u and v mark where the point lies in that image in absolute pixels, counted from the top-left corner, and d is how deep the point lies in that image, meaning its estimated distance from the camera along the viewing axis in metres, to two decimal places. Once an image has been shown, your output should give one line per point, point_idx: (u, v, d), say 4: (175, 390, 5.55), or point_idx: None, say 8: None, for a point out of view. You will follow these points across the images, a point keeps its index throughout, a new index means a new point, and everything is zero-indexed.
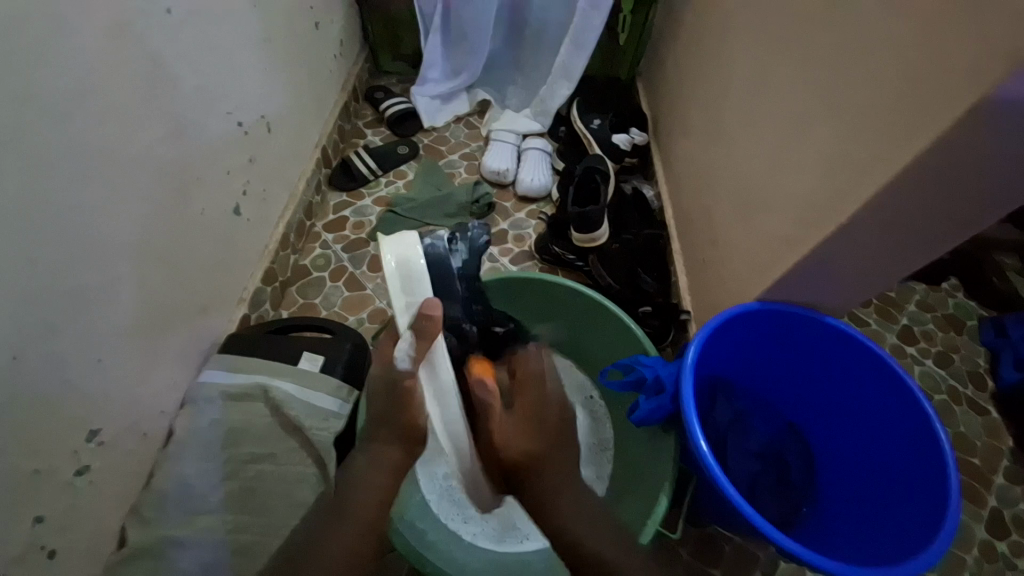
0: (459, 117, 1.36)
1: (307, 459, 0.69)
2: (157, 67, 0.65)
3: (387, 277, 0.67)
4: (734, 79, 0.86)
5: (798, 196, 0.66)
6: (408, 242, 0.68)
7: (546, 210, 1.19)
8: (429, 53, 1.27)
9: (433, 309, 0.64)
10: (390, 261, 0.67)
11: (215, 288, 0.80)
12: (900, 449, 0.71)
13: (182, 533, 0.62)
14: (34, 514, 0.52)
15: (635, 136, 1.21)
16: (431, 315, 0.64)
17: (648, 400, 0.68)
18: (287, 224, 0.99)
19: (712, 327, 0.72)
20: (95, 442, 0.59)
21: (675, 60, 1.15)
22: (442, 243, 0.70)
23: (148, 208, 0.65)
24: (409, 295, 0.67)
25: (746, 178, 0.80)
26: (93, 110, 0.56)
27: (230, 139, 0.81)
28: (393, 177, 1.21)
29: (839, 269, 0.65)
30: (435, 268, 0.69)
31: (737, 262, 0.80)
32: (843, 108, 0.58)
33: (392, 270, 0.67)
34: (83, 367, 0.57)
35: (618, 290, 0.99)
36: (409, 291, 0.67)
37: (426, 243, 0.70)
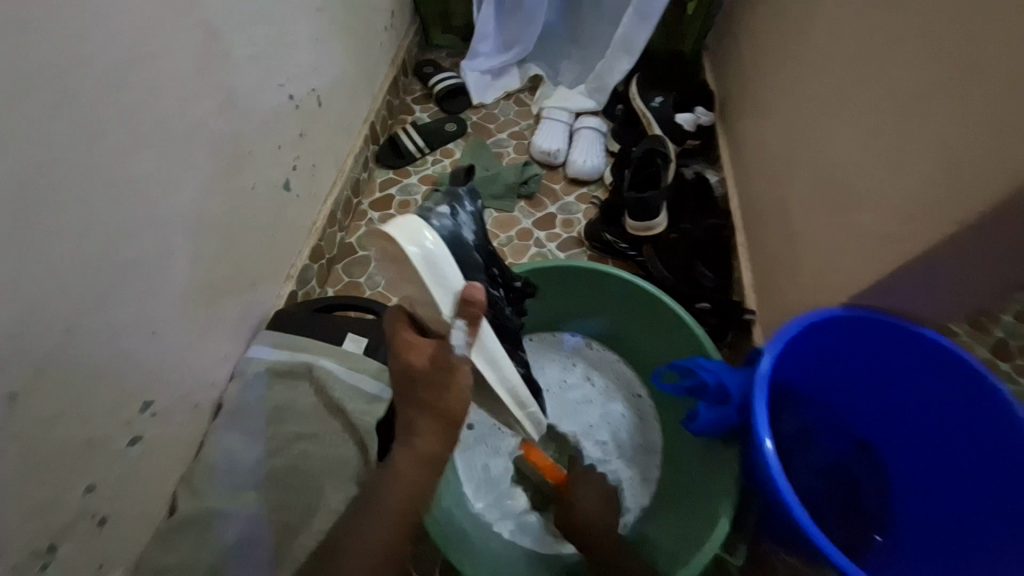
0: (510, 93, 1.30)
1: (349, 442, 0.68)
2: (211, 37, 0.63)
3: (414, 265, 0.49)
4: (824, 53, 0.76)
5: (904, 188, 0.57)
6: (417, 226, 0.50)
7: (598, 194, 1.12)
8: (481, 25, 1.21)
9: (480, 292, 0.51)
10: (412, 252, 0.49)
11: (264, 264, 0.80)
12: (999, 482, 0.62)
13: (228, 506, 0.64)
14: (88, 481, 0.53)
15: (701, 116, 1.13)
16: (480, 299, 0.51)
17: (710, 408, 0.63)
18: (335, 200, 0.98)
19: (788, 334, 0.65)
20: (149, 413, 0.60)
21: (751, 31, 1.04)
22: (450, 220, 0.54)
23: (201, 183, 0.65)
24: (442, 282, 0.50)
25: (835, 166, 0.71)
26: (148, 81, 0.56)
27: (281, 113, 0.79)
28: (440, 156, 1.18)
29: (948, 275, 0.56)
30: (456, 252, 0.53)
31: (818, 260, 0.72)
32: (971, 87, 0.49)
33: (416, 258, 0.49)
34: (137, 340, 0.57)
35: (674, 284, 0.91)
36: (442, 278, 0.50)
37: (435, 225, 0.52)
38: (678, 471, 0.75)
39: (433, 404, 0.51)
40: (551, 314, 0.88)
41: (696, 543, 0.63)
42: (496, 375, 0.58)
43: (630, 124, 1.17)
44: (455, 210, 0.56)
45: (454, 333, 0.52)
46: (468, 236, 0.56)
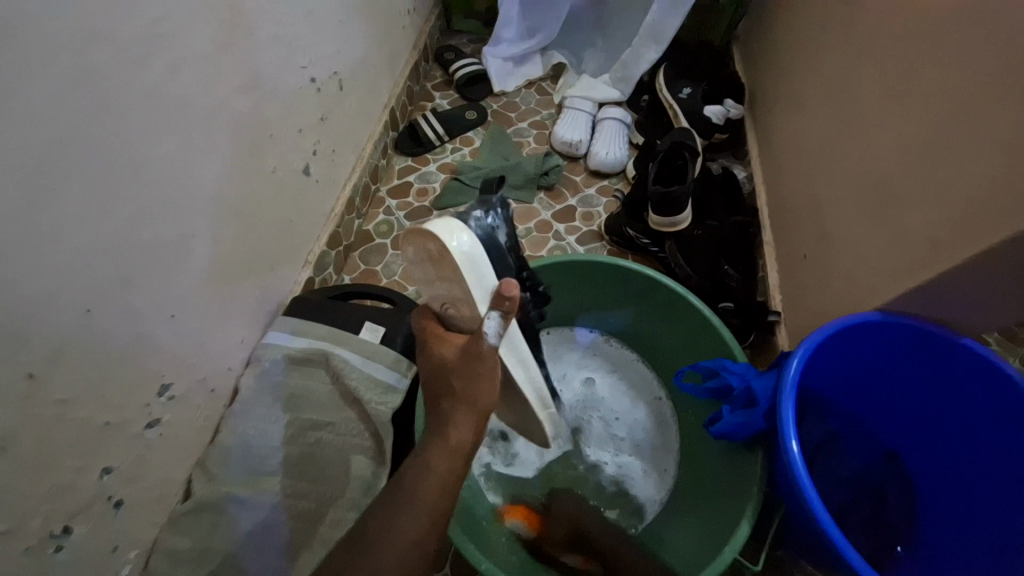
0: (532, 81, 1.27)
1: (364, 432, 0.67)
2: (235, 14, 0.62)
3: (455, 261, 0.49)
4: (866, 43, 0.72)
5: (956, 188, 0.54)
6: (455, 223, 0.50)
7: (620, 187, 1.10)
8: (506, 9, 1.18)
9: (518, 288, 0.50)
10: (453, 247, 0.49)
11: (282, 249, 0.79)
12: None
13: (242, 492, 0.63)
14: (103, 464, 0.53)
15: (730, 109, 1.07)
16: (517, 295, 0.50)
17: (734, 413, 0.60)
18: (354, 187, 0.97)
19: (821, 337, 0.62)
20: (166, 397, 0.60)
21: (787, 21, 0.99)
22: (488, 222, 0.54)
23: (223, 165, 0.64)
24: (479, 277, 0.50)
25: (876, 164, 0.67)
26: (170, 59, 0.54)
27: (303, 95, 0.78)
28: (459, 144, 1.16)
29: (999, 282, 0.53)
30: (494, 253, 0.52)
31: (853, 262, 0.69)
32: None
33: (457, 255, 0.49)
34: (156, 322, 0.57)
35: (696, 282, 0.89)
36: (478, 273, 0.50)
37: (473, 227, 0.52)
38: (693, 472, 0.74)
39: (463, 395, 0.50)
40: (568, 310, 0.86)
41: (711, 549, 0.61)
42: (524, 374, 0.57)
43: (655, 116, 1.14)
44: (490, 212, 0.55)
45: (488, 323, 0.50)
46: (503, 239, 0.55)
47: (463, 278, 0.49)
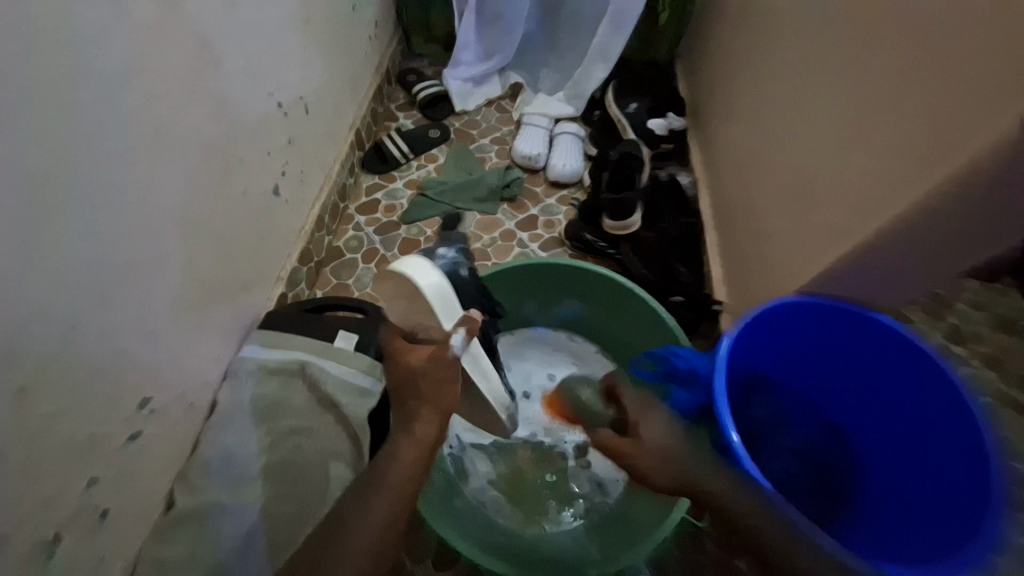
0: (491, 100, 1.35)
1: (342, 435, 0.70)
2: (205, 48, 0.66)
3: (427, 292, 0.58)
4: (786, 60, 0.83)
5: (854, 184, 0.63)
6: (422, 264, 0.61)
7: (577, 195, 1.17)
8: (462, 35, 1.25)
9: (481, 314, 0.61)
10: (424, 285, 0.59)
11: (256, 267, 0.82)
12: (947, 454, 0.67)
13: (225, 500, 0.66)
14: (89, 475, 0.55)
15: (672, 121, 1.19)
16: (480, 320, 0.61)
17: (682, 391, 0.68)
18: (323, 205, 1.01)
19: (751, 319, 0.71)
20: (147, 410, 0.62)
21: (718, 41, 1.10)
22: (450, 262, 0.68)
23: (197, 188, 0.68)
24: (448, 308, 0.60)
25: (794, 166, 0.77)
26: (143, 90, 0.58)
27: (271, 120, 0.82)
28: (424, 161, 1.21)
29: (894, 262, 0.62)
30: (456, 284, 0.66)
31: (781, 254, 0.78)
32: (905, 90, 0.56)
33: (428, 286, 0.59)
34: (135, 338, 0.60)
35: (651, 280, 0.96)
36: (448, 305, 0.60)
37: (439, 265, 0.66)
38: None
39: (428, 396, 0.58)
40: (533, 312, 0.93)
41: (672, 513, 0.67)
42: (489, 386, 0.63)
43: (607, 129, 1.22)
44: (452, 255, 0.70)
45: (454, 338, 0.57)
46: (464, 273, 0.69)
47: (435, 310, 0.59)
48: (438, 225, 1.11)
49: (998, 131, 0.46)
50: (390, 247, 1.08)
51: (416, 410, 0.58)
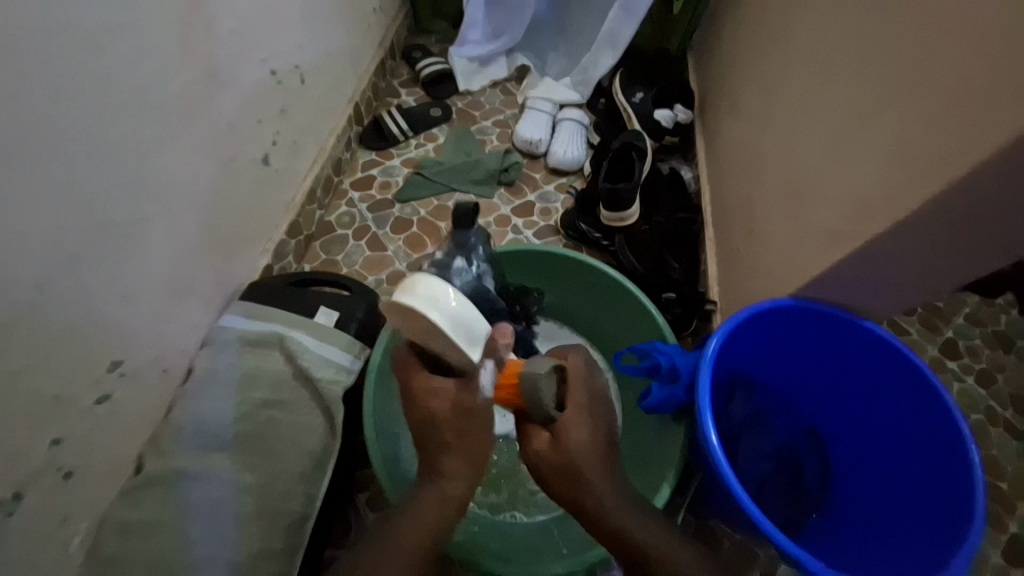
0: (496, 82, 1.32)
1: (316, 409, 0.71)
2: (193, 6, 0.64)
3: (448, 328, 0.47)
4: (796, 54, 0.79)
5: (853, 186, 0.61)
6: (438, 294, 0.48)
7: (576, 184, 1.15)
8: (470, 12, 1.22)
9: (505, 338, 0.56)
10: (441, 320, 0.47)
11: (241, 236, 0.81)
12: (927, 466, 0.67)
13: (193, 467, 0.66)
14: (53, 435, 0.55)
15: (679, 114, 1.14)
16: (507, 341, 0.57)
17: (661, 388, 0.67)
18: (315, 178, 0.99)
19: (740, 319, 0.69)
20: (117, 372, 0.62)
21: (732, 33, 1.06)
22: (470, 274, 0.79)
23: (181, 153, 0.66)
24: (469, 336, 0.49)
25: (796, 165, 0.74)
26: (125, 45, 0.56)
27: (263, 87, 0.80)
28: (423, 140, 1.19)
29: (888, 271, 0.60)
30: (483, 298, 0.79)
31: (775, 255, 0.76)
32: (912, 88, 0.53)
33: (449, 319, 0.47)
34: (108, 301, 0.59)
35: (643, 274, 0.95)
36: (473, 333, 0.49)
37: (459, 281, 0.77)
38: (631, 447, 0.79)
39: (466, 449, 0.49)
40: (521, 299, 0.92)
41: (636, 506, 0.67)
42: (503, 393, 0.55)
43: (611, 119, 1.20)
44: (474, 263, 0.80)
45: (483, 375, 0.52)
46: (489, 283, 0.81)
47: (458, 343, 0.48)
48: (433, 206, 1.10)
49: (997, 143, 0.43)
50: (382, 225, 1.06)
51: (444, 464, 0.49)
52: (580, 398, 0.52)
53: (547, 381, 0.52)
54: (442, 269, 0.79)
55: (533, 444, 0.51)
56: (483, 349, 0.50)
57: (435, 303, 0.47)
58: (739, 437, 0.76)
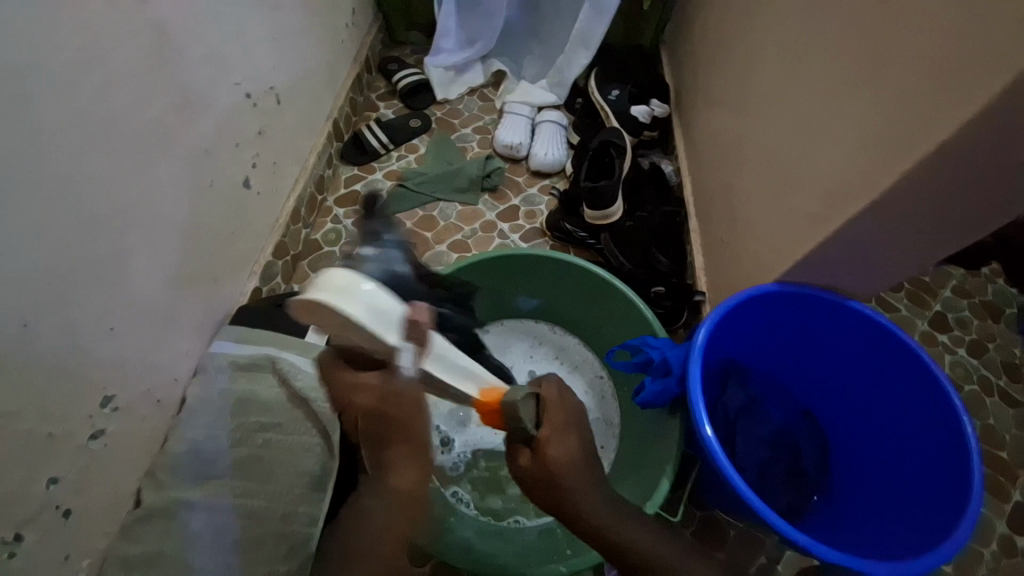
0: (474, 89, 1.32)
1: (312, 430, 0.70)
2: (162, 37, 0.64)
3: (360, 314, 0.44)
4: (766, 42, 0.80)
5: (827, 171, 0.62)
6: (342, 284, 0.45)
7: (559, 185, 1.16)
8: (443, 21, 1.22)
9: (425, 314, 0.51)
10: (351, 308, 0.44)
11: (226, 261, 0.81)
12: (922, 441, 0.67)
13: (193, 496, 0.66)
14: (50, 475, 0.55)
15: (655, 109, 1.16)
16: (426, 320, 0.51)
17: (654, 382, 0.68)
18: (298, 197, 0.99)
19: (727, 307, 0.70)
20: (110, 408, 0.62)
21: (702, 24, 1.08)
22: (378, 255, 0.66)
23: (160, 183, 0.66)
24: (382, 323, 0.46)
25: (772, 152, 0.75)
26: (96, 80, 0.56)
27: (239, 111, 0.80)
28: (404, 151, 1.20)
29: (867, 250, 0.61)
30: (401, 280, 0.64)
31: (757, 243, 0.77)
32: (878, 69, 0.54)
33: (363, 307, 0.45)
34: (96, 336, 0.59)
35: (630, 270, 0.96)
36: (386, 319, 0.46)
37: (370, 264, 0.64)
38: (630, 442, 0.80)
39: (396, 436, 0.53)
40: (511, 304, 0.92)
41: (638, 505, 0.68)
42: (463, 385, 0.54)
43: (590, 117, 1.20)
44: (382, 251, 0.68)
45: (403, 356, 0.49)
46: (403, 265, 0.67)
47: (371, 329, 0.45)
48: (418, 217, 1.10)
49: (965, 118, 0.44)
50: None
51: (389, 453, 0.53)
52: (558, 414, 0.54)
53: (525, 406, 0.53)
54: (353, 260, 0.66)
55: (516, 459, 0.53)
56: (402, 332, 0.48)
57: (348, 292, 0.45)
58: (735, 425, 0.77)
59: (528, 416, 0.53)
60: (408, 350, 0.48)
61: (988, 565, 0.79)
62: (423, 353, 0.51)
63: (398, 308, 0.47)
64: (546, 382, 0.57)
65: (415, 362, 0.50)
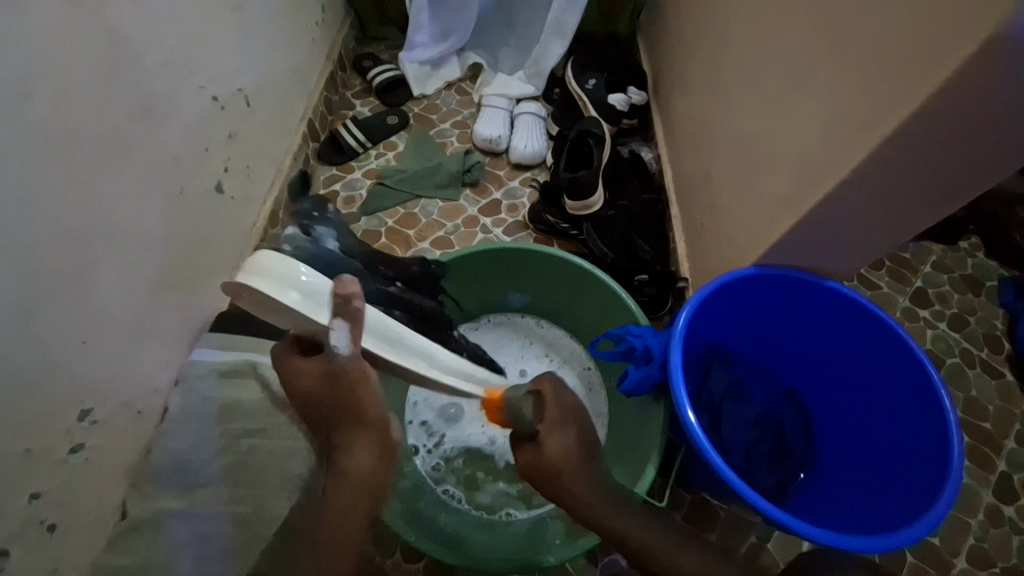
0: (451, 83, 1.31)
1: (298, 434, 0.70)
2: (120, 42, 0.62)
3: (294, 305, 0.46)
4: (737, 25, 0.80)
5: (799, 153, 0.62)
6: (271, 269, 0.46)
7: (540, 177, 1.15)
8: (415, 15, 1.21)
9: (355, 288, 0.47)
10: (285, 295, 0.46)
11: (202, 268, 0.80)
12: (904, 416, 0.68)
13: (179, 507, 0.65)
14: (30, 491, 0.54)
15: (632, 96, 1.15)
16: (357, 295, 0.48)
17: (637, 370, 0.68)
18: (276, 200, 0.98)
19: (706, 292, 0.70)
20: (88, 422, 0.61)
21: (675, 10, 1.07)
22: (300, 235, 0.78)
23: (128, 191, 0.65)
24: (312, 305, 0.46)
25: (746, 136, 0.75)
26: (52, 88, 0.55)
27: (207, 115, 0.79)
28: (383, 149, 1.18)
29: (841, 229, 0.61)
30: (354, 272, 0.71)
31: (735, 227, 0.77)
32: (845, 48, 0.54)
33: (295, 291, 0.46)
34: (68, 350, 0.58)
35: (613, 259, 0.96)
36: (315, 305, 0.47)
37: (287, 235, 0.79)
38: (618, 430, 0.80)
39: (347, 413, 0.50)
40: (495, 298, 0.92)
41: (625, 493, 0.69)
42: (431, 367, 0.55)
43: (568, 108, 1.20)
44: (320, 236, 0.78)
45: (335, 337, 0.47)
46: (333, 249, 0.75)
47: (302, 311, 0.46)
48: (399, 215, 1.09)
49: (926, 94, 0.44)
50: None
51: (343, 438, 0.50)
52: (554, 411, 0.55)
53: (523, 404, 0.55)
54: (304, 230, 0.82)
55: (519, 457, 0.54)
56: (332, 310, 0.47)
57: (282, 281, 0.46)
58: (721, 408, 0.78)
59: (527, 415, 0.54)
60: (339, 332, 0.47)
61: (974, 533, 0.81)
62: (356, 332, 0.48)
63: (322, 284, 0.47)
64: (543, 378, 0.58)
65: (349, 344, 0.48)
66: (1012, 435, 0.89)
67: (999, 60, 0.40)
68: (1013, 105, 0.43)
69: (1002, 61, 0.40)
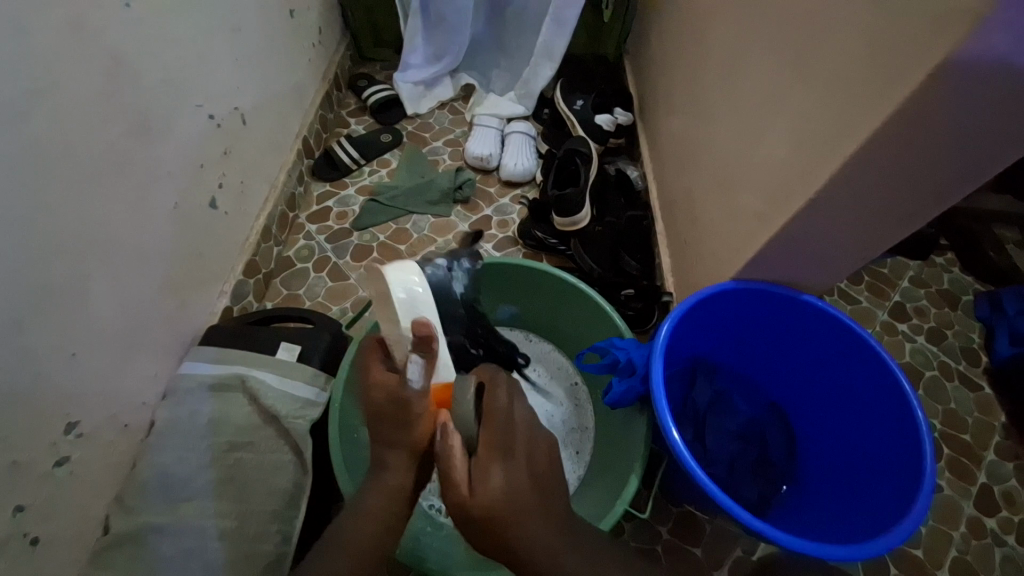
0: (444, 103, 1.35)
1: (284, 447, 0.71)
2: (119, 62, 0.65)
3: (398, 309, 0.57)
4: (714, 52, 0.84)
5: (770, 172, 0.65)
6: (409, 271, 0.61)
7: (529, 194, 1.18)
8: (409, 38, 1.25)
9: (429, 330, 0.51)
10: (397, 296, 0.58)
11: (193, 282, 0.81)
12: (880, 427, 0.70)
13: (162, 521, 0.65)
14: (15, 503, 0.54)
15: (619, 116, 1.20)
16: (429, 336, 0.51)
17: (620, 382, 0.70)
18: (268, 216, 1.00)
19: (686, 306, 0.72)
20: (74, 434, 0.61)
21: (658, 36, 1.12)
22: None
23: (122, 206, 0.66)
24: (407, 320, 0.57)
25: (724, 155, 0.78)
26: (53, 106, 0.57)
27: (203, 133, 0.81)
28: (376, 166, 1.21)
29: (813, 245, 0.64)
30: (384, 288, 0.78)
31: (715, 243, 0.80)
32: (812, 75, 0.57)
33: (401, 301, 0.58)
34: (57, 361, 0.58)
35: (600, 273, 0.97)
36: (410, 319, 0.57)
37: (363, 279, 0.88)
38: (603, 445, 0.81)
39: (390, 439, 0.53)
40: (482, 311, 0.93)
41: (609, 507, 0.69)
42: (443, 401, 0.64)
43: (556, 127, 1.24)
44: None
45: (410, 368, 0.51)
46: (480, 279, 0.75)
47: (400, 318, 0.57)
48: (391, 231, 1.11)
49: (885, 113, 0.47)
50: (341, 254, 1.07)
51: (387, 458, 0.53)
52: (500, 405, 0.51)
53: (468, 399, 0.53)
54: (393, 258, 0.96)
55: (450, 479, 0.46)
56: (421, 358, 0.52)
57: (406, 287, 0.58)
58: (705, 420, 0.79)
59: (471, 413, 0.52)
60: (416, 364, 0.51)
61: (958, 546, 0.82)
62: (428, 369, 0.52)
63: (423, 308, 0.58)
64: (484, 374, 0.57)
65: (422, 379, 0.52)
66: (992, 446, 0.90)
67: (948, 87, 0.43)
68: (962, 130, 0.46)
69: (950, 88, 0.43)
